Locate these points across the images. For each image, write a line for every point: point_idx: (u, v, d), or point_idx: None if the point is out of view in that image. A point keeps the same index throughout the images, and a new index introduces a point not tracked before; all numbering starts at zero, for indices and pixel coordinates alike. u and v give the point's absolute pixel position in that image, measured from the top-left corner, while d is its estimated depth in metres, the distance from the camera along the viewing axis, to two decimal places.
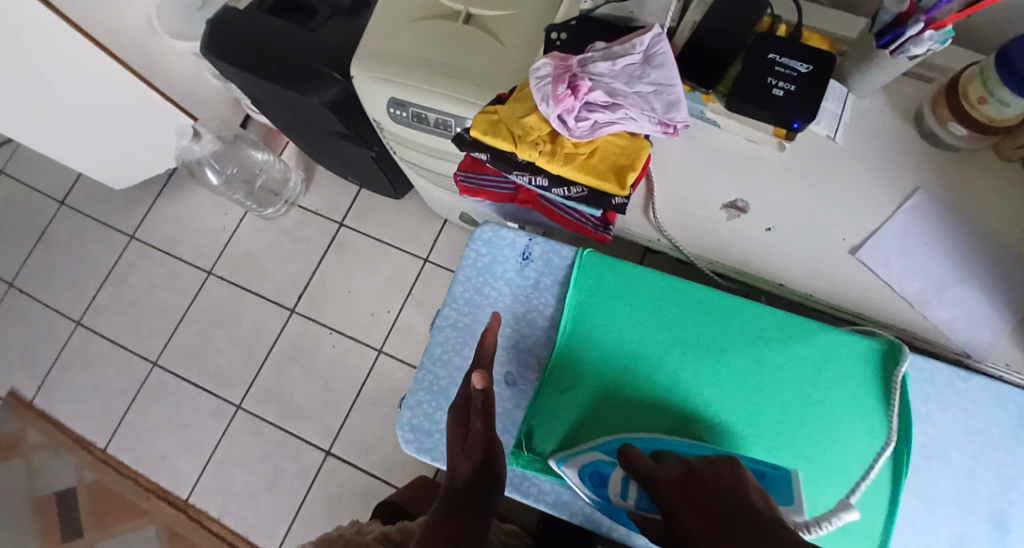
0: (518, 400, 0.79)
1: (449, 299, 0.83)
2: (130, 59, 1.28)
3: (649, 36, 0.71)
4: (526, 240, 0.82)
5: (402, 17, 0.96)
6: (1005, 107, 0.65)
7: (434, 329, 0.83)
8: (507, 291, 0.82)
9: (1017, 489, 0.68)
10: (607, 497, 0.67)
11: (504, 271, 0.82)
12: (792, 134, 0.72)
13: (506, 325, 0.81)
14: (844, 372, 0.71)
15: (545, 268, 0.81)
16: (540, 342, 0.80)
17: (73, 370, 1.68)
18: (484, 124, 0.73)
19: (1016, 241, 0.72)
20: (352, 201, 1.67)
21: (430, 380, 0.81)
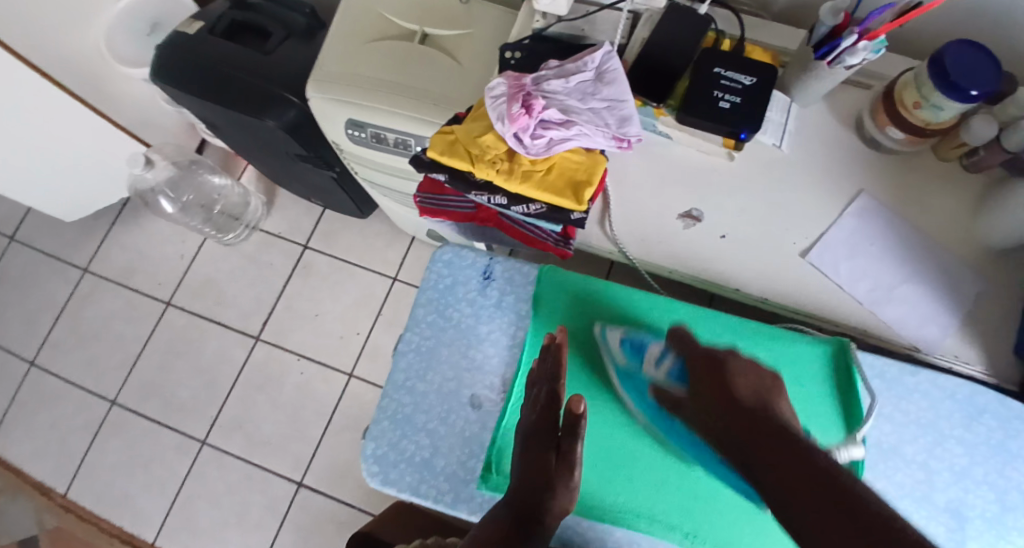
0: (485, 422, 0.75)
1: (410, 322, 0.79)
2: (77, 88, 1.23)
3: (600, 54, 0.74)
4: (487, 260, 0.80)
5: (356, 38, 0.96)
6: (939, 111, 0.68)
7: (395, 355, 0.78)
8: (470, 311, 0.79)
9: (970, 478, 0.71)
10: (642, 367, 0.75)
11: (466, 292, 0.79)
12: (740, 144, 0.74)
13: (470, 346, 0.78)
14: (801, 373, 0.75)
15: (508, 285, 0.79)
16: (505, 362, 0.77)
17: (29, 412, 1.60)
18: (441, 145, 0.73)
19: (955, 237, 0.75)
20: (316, 223, 1.65)
21: (393, 407, 0.76)
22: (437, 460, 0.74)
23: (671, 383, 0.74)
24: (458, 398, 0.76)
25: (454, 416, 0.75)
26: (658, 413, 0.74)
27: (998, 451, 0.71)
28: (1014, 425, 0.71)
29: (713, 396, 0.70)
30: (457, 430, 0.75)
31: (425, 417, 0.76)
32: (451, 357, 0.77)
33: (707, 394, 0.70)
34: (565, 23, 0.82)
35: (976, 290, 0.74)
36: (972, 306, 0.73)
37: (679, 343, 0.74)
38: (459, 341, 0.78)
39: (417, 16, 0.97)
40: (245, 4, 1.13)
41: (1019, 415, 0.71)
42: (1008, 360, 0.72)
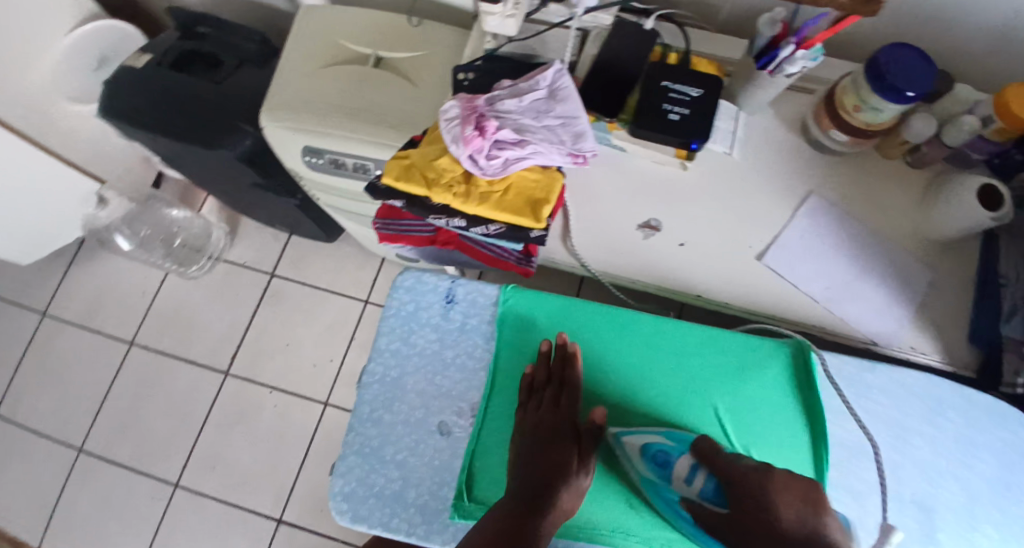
0: (455, 449, 0.72)
1: (374, 352, 0.76)
2: (24, 127, 1.19)
3: (551, 72, 0.75)
4: (449, 283, 0.78)
5: (309, 65, 0.95)
6: (878, 112, 0.70)
7: (360, 387, 0.75)
8: (434, 337, 0.76)
9: (935, 471, 0.71)
10: (670, 480, 0.67)
11: (428, 317, 0.76)
12: (692, 153, 0.76)
13: (436, 372, 0.75)
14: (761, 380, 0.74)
15: (472, 309, 0.76)
16: (473, 387, 0.74)
17: None
18: (396, 171, 0.73)
19: (904, 232, 0.78)
20: (283, 249, 1.61)
21: (360, 442, 0.73)
22: (408, 493, 0.70)
23: (707, 502, 0.65)
24: (426, 427, 0.73)
25: (424, 446, 0.72)
26: (699, 532, 0.65)
27: (961, 443, 0.72)
28: (974, 415, 0.72)
29: (756, 530, 0.60)
30: (427, 461, 0.71)
31: (394, 448, 0.72)
32: (417, 385, 0.74)
33: (749, 524, 0.61)
34: (517, 43, 0.83)
35: (927, 281, 0.76)
36: (924, 297, 0.75)
37: (709, 456, 0.66)
38: (425, 369, 0.75)
39: (370, 39, 0.97)
40: (194, 34, 1.11)
41: (977, 406, 0.73)
42: (965, 350, 0.74)
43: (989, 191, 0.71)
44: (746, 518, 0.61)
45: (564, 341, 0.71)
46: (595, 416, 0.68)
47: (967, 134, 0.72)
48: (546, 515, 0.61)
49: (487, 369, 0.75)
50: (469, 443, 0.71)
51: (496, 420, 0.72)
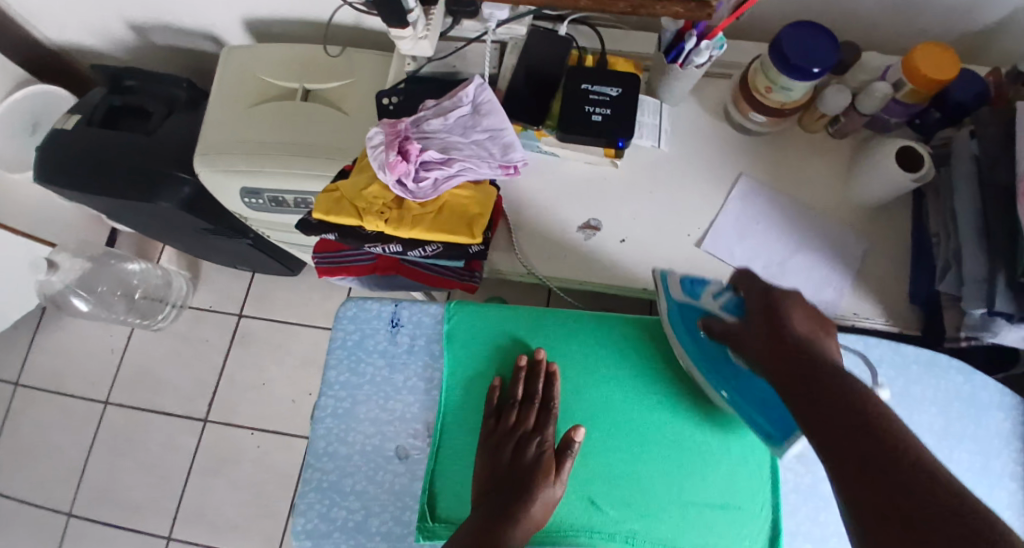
0: (414, 472, 0.72)
1: (323, 386, 0.75)
2: None
3: (472, 87, 0.74)
4: (392, 307, 0.76)
5: (238, 105, 0.95)
6: (789, 91, 0.71)
7: (313, 422, 0.73)
8: (383, 364, 0.75)
9: None
10: (696, 298, 0.69)
11: (376, 344, 0.75)
12: (620, 151, 0.77)
13: (388, 398, 0.74)
14: None
15: (418, 330, 0.75)
16: (427, 407, 0.74)
17: None
18: (327, 205, 0.73)
19: (831, 202, 0.80)
20: (247, 289, 1.60)
21: (318, 477, 0.72)
22: (371, 521, 0.70)
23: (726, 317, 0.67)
24: (383, 454, 0.72)
25: (382, 473, 0.71)
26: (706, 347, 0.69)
27: (902, 400, 0.73)
28: (912, 371, 0.73)
29: (762, 323, 0.61)
30: (387, 487, 0.71)
31: (352, 480, 0.71)
32: (370, 413, 0.73)
33: (757, 326, 0.62)
34: (436, 62, 0.83)
35: (862, 248, 0.77)
36: (860, 262, 0.77)
37: (742, 277, 0.67)
38: (376, 396, 0.74)
39: (295, 72, 0.96)
40: (121, 87, 1.10)
41: (916, 361, 0.73)
42: (905, 310, 0.75)
43: (910, 154, 0.72)
44: (760, 313, 0.62)
45: (541, 356, 0.71)
46: (574, 433, 0.66)
47: (881, 100, 0.72)
48: (518, 521, 0.61)
49: (439, 388, 0.74)
50: (428, 464, 0.71)
51: (457, 441, 0.71)
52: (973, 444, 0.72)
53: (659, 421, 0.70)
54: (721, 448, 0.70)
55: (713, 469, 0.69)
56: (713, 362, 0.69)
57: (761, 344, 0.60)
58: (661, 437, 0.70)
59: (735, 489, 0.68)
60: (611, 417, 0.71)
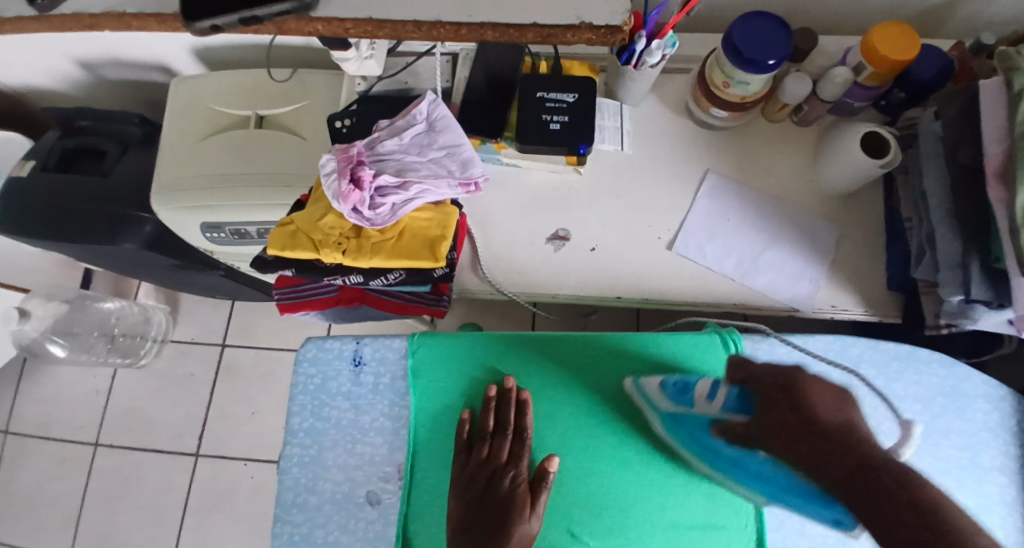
0: (387, 518, 0.69)
1: (287, 434, 0.72)
2: None
3: (425, 104, 0.72)
4: (354, 344, 0.73)
5: (191, 138, 0.92)
6: (747, 85, 0.69)
7: (280, 473, 0.71)
8: (348, 406, 0.72)
9: None
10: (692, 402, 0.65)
11: (338, 386, 0.72)
12: (582, 158, 0.75)
13: (355, 443, 0.71)
14: None
15: (383, 367, 0.72)
16: (395, 448, 0.71)
17: None
18: (282, 239, 0.71)
19: (801, 193, 0.78)
20: (229, 318, 1.56)
21: (289, 532, 0.69)
22: None
23: (730, 415, 0.63)
24: (354, 501, 0.70)
25: (354, 521, 0.69)
26: (722, 448, 0.63)
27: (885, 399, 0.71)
28: (892, 367, 0.71)
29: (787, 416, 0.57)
30: (360, 536, 0.69)
31: (324, 531, 0.69)
32: (338, 460, 0.71)
33: (777, 414, 0.58)
34: (388, 80, 0.80)
35: (836, 237, 0.76)
36: (835, 254, 0.75)
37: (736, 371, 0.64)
38: (342, 441, 0.71)
39: (246, 98, 0.93)
40: (74, 128, 1.07)
41: (894, 357, 0.71)
42: (884, 298, 0.74)
43: (877, 138, 0.70)
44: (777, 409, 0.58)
45: (510, 385, 0.69)
46: (546, 464, 0.65)
47: (843, 85, 0.70)
48: None
49: (407, 426, 0.71)
50: (401, 507, 0.69)
51: (429, 479, 0.70)
52: (959, 438, 0.71)
53: (636, 444, 0.69)
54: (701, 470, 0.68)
55: (693, 489, 0.67)
56: (732, 462, 0.63)
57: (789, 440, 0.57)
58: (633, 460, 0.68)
59: (717, 507, 0.67)
60: (585, 448, 0.69)
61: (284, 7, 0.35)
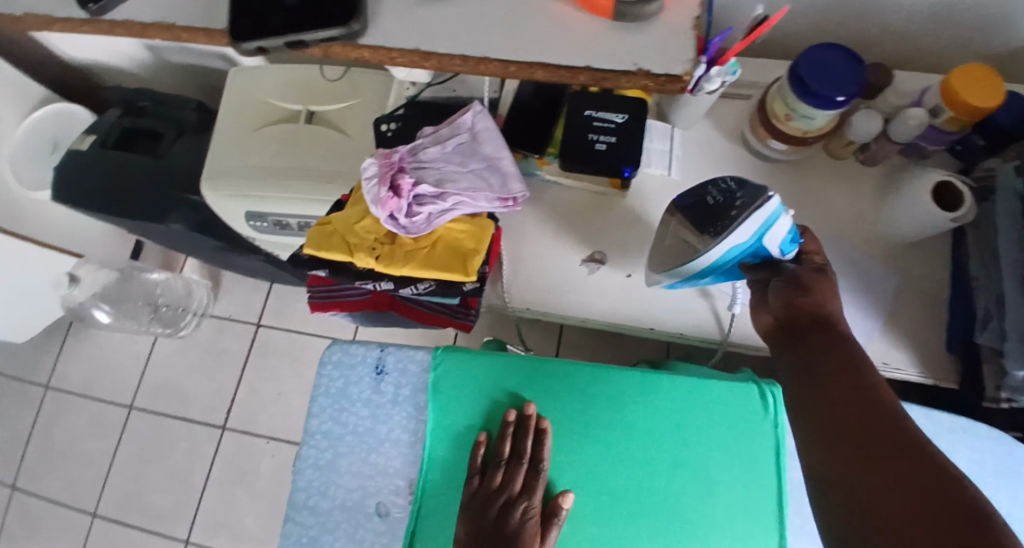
0: (395, 531, 0.70)
1: (306, 435, 0.73)
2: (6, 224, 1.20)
3: (470, 114, 0.71)
4: (378, 352, 0.74)
5: (243, 128, 0.93)
6: (810, 119, 0.65)
7: (295, 473, 0.73)
8: (366, 414, 0.72)
9: None
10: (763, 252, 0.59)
11: (359, 392, 0.73)
12: (626, 181, 0.73)
13: (370, 451, 0.72)
14: (729, 432, 0.67)
15: (404, 378, 0.73)
16: (409, 462, 0.71)
17: (15, 542, 1.56)
18: (318, 239, 0.71)
19: (860, 237, 0.73)
20: (266, 299, 1.59)
21: (298, 533, 0.71)
22: None
23: (781, 255, 0.59)
24: (364, 511, 0.71)
25: (363, 531, 0.70)
26: (723, 269, 0.63)
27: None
28: (944, 439, 0.68)
29: (853, 376, 0.53)
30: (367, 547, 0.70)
31: (332, 536, 0.71)
32: (352, 467, 0.72)
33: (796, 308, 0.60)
34: (436, 87, 0.79)
35: (894, 286, 0.71)
36: (892, 304, 0.71)
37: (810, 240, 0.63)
38: (358, 448, 0.72)
39: (299, 94, 0.94)
40: (135, 109, 1.10)
41: (943, 424, 0.68)
42: (941, 358, 0.69)
43: (949, 188, 0.65)
44: (822, 282, 0.60)
45: (531, 412, 0.68)
46: (562, 500, 0.65)
47: (917, 128, 0.65)
48: None
49: (423, 441, 0.71)
50: (410, 523, 0.70)
51: (440, 498, 0.70)
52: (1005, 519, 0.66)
53: (658, 488, 0.66)
54: (726, 526, 0.65)
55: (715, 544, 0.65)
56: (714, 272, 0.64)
57: (836, 394, 0.53)
58: (649, 504, 0.66)
59: None
60: (601, 486, 0.67)
61: (333, 32, 0.48)
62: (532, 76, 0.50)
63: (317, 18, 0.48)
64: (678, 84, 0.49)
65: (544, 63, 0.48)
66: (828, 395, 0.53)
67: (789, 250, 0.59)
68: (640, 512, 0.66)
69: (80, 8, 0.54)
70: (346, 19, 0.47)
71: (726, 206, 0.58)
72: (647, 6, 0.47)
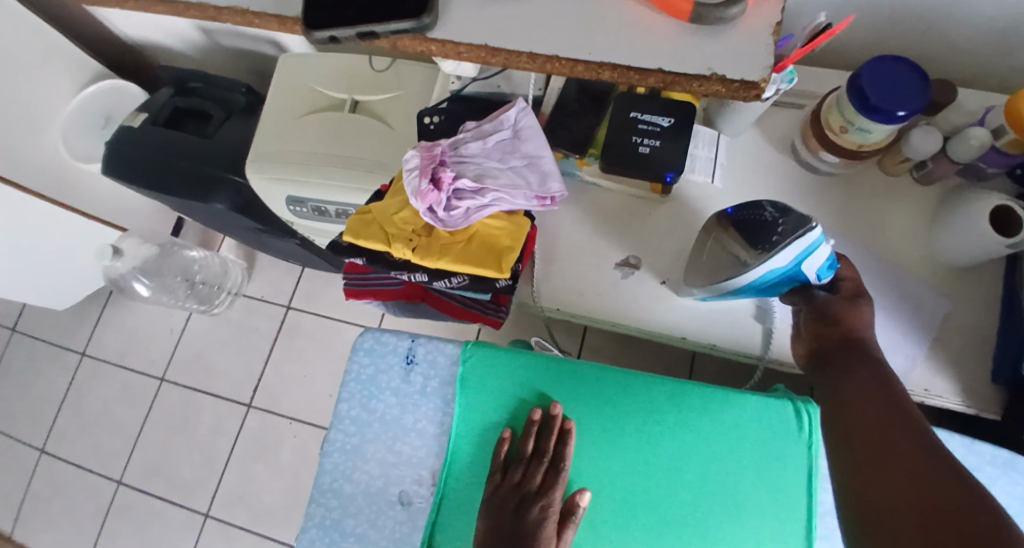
0: (415, 521, 0.71)
1: (334, 419, 0.75)
2: (63, 196, 1.24)
3: (514, 111, 0.71)
4: (409, 342, 0.75)
5: (289, 114, 0.95)
6: (867, 133, 0.63)
7: (322, 456, 0.74)
8: (395, 403, 0.74)
9: None
10: (800, 278, 0.59)
11: (389, 381, 0.74)
12: (667, 187, 0.72)
13: (395, 440, 0.73)
14: (759, 450, 0.65)
15: (432, 370, 0.74)
16: (433, 454, 0.72)
17: (44, 500, 1.62)
18: (357, 227, 0.72)
19: (909, 258, 0.71)
20: (297, 282, 1.62)
21: (321, 515, 0.72)
22: None
23: (815, 281, 0.60)
24: (386, 498, 0.72)
25: (384, 518, 0.71)
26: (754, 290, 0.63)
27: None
28: (985, 472, 0.65)
29: (877, 387, 0.56)
30: (386, 534, 0.71)
31: (353, 521, 0.72)
32: (377, 454, 0.73)
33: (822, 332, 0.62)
34: (481, 82, 0.78)
35: (942, 311, 0.69)
36: (939, 331, 0.68)
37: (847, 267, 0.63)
38: (384, 436, 0.73)
39: (346, 83, 0.95)
40: (186, 89, 1.14)
41: (986, 459, 0.65)
42: (986, 390, 0.66)
43: (1008, 213, 0.63)
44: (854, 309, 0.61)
45: (557, 413, 0.68)
46: (578, 499, 0.66)
47: (978, 149, 0.63)
48: None
49: (448, 434, 0.72)
50: (431, 514, 0.70)
51: (461, 492, 0.70)
52: None
53: (684, 499, 0.66)
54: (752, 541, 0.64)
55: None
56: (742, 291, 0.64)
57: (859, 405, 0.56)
58: (670, 517, 0.65)
59: None
60: (622, 494, 0.67)
61: (403, 25, 0.49)
62: (600, 77, 0.50)
63: (392, 11, 0.49)
64: (753, 91, 0.48)
65: (614, 64, 0.48)
66: (852, 405, 0.56)
67: (824, 276, 0.60)
68: (661, 524, 0.65)
69: None
70: (418, 14, 0.49)
71: (769, 224, 0.57)
72: (731, 8, 0.46)
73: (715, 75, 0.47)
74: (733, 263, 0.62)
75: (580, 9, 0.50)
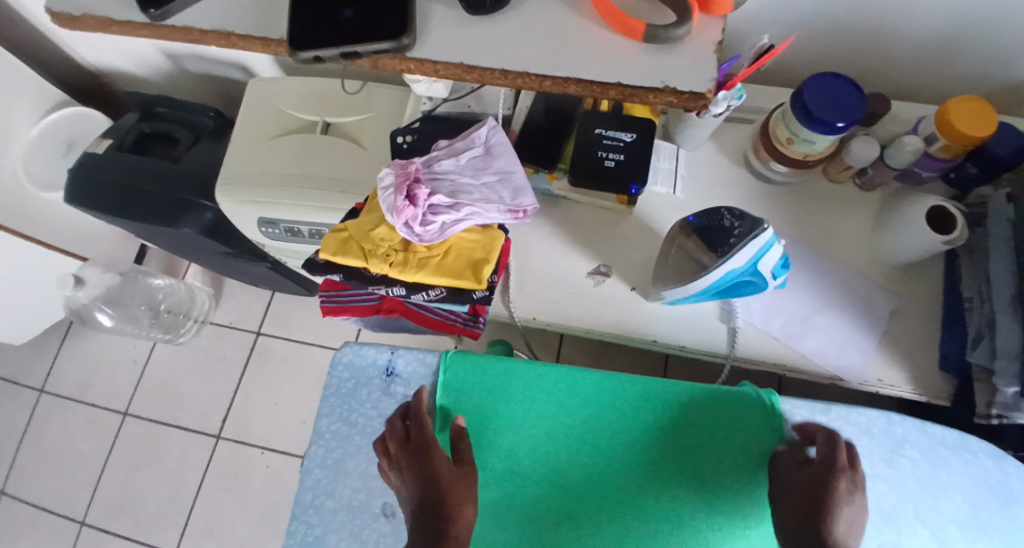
0: (399, 533, 0.71)
1: (315, 435, 0.75)
2: (18, 225, 1.21)
3: (485, 129, 0.73)
4: (389, 354, 0.76)
5: (260, 136, 0.95)
6: (811, 144, 0.68)
7: (303, 472, 0.74)
8: (376, 415, 0.75)
9: (900, 519, 0.67)
10: (760, 278, 0.64)
11: (369, 394, 0.75)
12: (633, 198, 0.76)
13: None
14: (727, 437, 0.70)
15: (413, 381, 0.75)
16: None
17: None
18: (334, 245, 0.73)
19: (857, 257, 0.76)
20: (267, 307, 1.60)
21: (303, 532, 0.72)
22: None
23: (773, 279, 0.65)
24: (370, 511, 0.72)
25: (367, 531, 0.71)
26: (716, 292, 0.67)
27: (928, 486, 0.68)
28: (940, 454, 0.69)
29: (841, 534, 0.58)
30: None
31: (337, 536, 0.71)
32: (359, 467, 0.73)
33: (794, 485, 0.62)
34: (452, 102, 0.81)
35: (890, 307, 0.74)
36: (889, 324, 0.73)
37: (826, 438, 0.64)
38: (366, 449, 0.74)
39: (317, 105, 0.96)
40: (152, 114, 1.13)
41: (941, 442, 0.69)
42: (935, 378, 0.71)
43: (942, 213, 0.68)
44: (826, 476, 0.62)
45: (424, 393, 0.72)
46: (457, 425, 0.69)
47: (911, 154, 0.69)
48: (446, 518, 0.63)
49: None
50: None
51: None
52: (1000, 538, 0.67)
53: (658, 493, 0.69)
54: (726, 528, 0.67)
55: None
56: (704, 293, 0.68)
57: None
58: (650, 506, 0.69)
59: None
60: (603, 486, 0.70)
61: (383, 46, 0.51)
62: (567, 91, 0.53)
63: (371, 32, 0.51)
64: (701, 102, 0.52)
65: (578, 79, 0.52)
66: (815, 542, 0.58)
67: (779, 274, 0.65)
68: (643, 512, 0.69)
69: (145, 12, 0.56)
70: (397, 34, 0.51)
71: (727, 232, 0.62)
72: (678, 29, 0.50)
73: (666, 88, 0.51)
74: (695, 268, 0.65)
75: (548, 31, 0.54)
